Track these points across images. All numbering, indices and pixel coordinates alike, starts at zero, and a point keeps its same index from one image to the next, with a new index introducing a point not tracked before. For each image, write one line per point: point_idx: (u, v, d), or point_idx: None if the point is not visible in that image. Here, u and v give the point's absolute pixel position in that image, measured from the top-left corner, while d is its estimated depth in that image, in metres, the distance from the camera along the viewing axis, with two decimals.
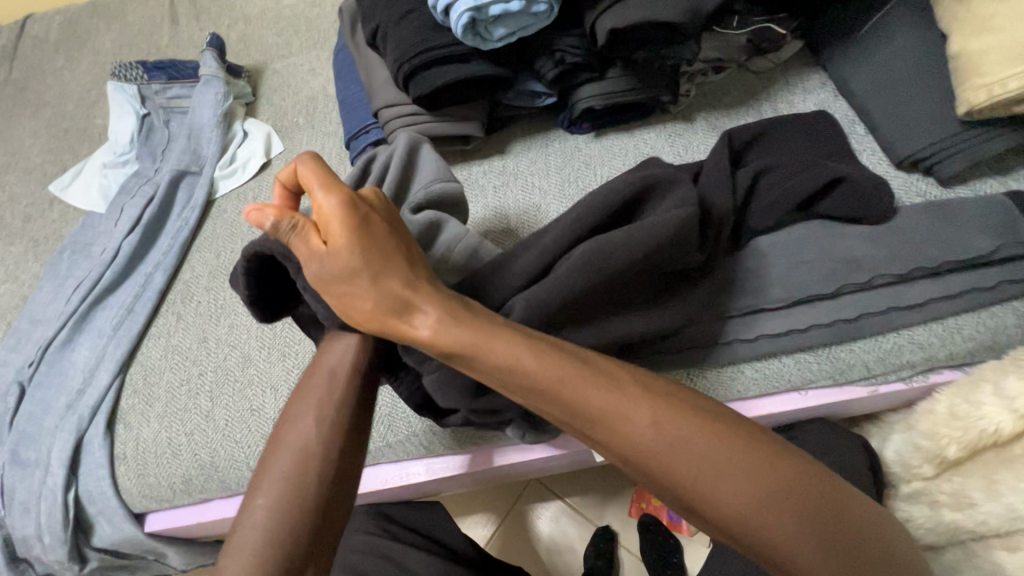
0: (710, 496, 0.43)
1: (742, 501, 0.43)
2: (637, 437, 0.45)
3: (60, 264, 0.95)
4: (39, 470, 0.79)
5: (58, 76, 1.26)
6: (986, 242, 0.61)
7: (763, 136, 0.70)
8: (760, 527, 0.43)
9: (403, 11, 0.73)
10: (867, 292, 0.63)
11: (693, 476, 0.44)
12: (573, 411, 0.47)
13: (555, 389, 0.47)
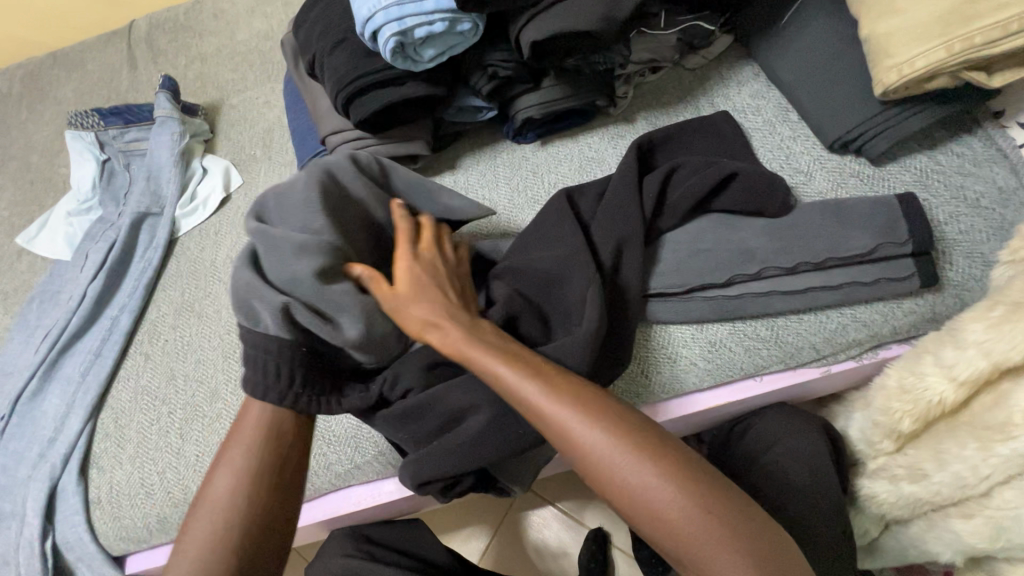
0: (639, 498, 0.44)
1: (665, 497, 0.44)
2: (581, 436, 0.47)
3: (29, 314, 0.96)
4: (16, 521, 0.80)
5: (22, 128, 1.27)
6: (865, 240, 0.62)
7: (671, 138, 0.75)
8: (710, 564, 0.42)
9: (335, 40, 0.74)
10: (784, 280, 0.64)
11: (626, 482, 0.45)
12: (557, 432, 0.48)
13: (543, 409, 0.49)
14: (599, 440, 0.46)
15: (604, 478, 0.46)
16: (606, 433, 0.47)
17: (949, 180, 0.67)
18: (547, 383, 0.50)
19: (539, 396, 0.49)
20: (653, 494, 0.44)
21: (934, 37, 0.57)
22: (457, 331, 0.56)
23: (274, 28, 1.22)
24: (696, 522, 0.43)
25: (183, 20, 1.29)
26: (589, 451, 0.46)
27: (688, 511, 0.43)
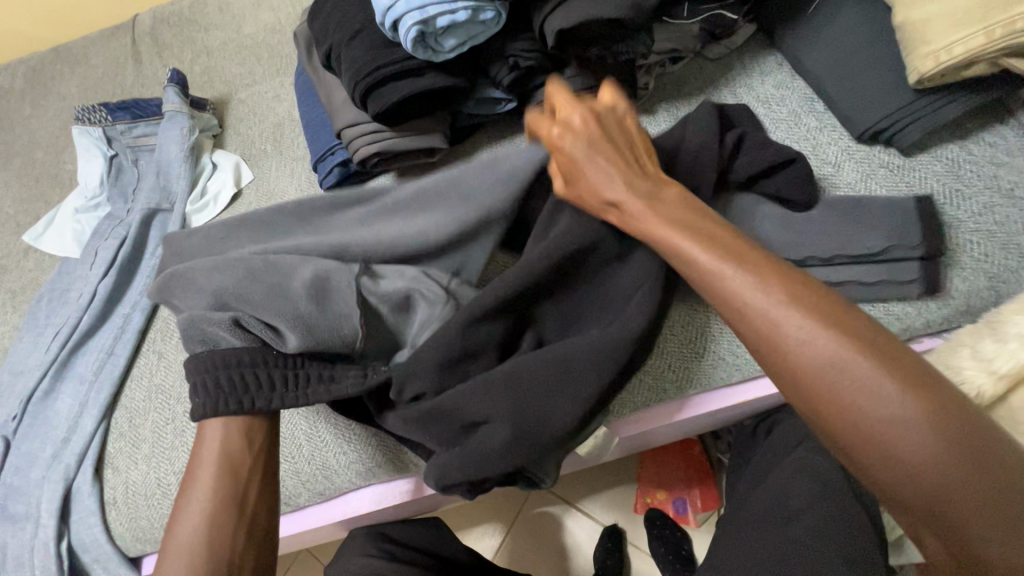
0: (883, 437, 0.38)
1: (916, 447, 0.37)
2: (808, 355, 0.41)
3: (38, 312, 0.95)
4: (30, 522, 0.79)
5: (26, 125, 1.25)
6: (879, 240, 0.60)
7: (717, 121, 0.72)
8: (953, 512, 0.36)
9: (352, 31, 0.73)
10: (830, 269, 0.62)
11: (868, 416, 0.38)
12: (768, 337, 0.43)
13: (760, 321, 0.43)
14: (834, 353, 0.40)
15: (828, 396, 0.40)
16: (844, 344, 0.40)
17: (982, 170, 0.66)
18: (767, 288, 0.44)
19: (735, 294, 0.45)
20: (894, 422, 0.38)
21: (974, 22, 0.55)
22: (638, 205, 0.53)
23: (282, 21, 1.20)
24: (945, 463, 0.36)
25: (188, 14, 1.27)
26: (814, 363, 0.41)
27: (949, 462, 0.36)
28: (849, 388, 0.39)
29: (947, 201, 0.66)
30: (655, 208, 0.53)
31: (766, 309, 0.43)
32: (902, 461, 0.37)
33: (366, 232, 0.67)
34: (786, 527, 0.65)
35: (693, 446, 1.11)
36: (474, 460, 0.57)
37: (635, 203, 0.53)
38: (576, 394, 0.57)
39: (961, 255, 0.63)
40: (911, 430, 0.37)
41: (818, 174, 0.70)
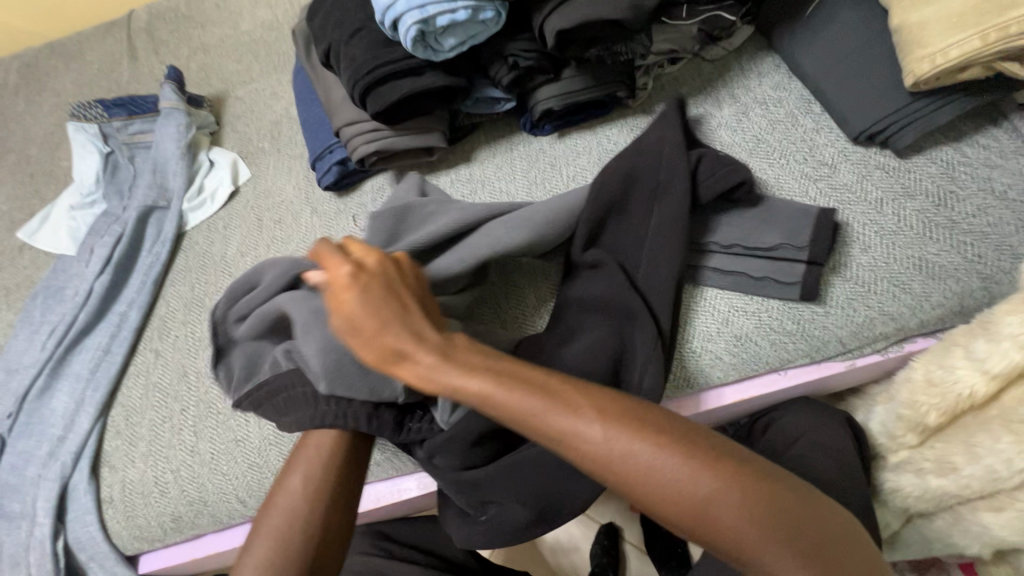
0: (682, 503, 0.39)
1: (713, 504, 0.39)
2: (595, 448, 0.41)
3: (33, 310, 0.94)
4: (26, 521, 0.78)
5: (19, 120, 1.24)
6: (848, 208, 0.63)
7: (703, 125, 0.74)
8: (751, 560, 0.38)
9: (352, 29, 0.73)
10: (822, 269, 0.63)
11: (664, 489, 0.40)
12: (566, 442, 0.42)
13: (551, 421, 0.43)
14: (618, 446, 0.41)
15: (630, 483, 0.41)
16: (623, 427, 0.42)
17: (976, 172, 0.67)
18: (549, 392, 0.44)
19: (537, 408, 0.43)
20: (694, 488, 0.39)
21: (969, 26, 0.56)
22: (425, 356, 0.47)
23: (279, 18, 1.20)
24: (733, 513, 0.39)
25: (185, 10, 1.26)
26: (605, 462, 0.41)
27: (741, 507, 0.39)
28: (645, 468, 0.40)
29: (940, 203, 0.66)
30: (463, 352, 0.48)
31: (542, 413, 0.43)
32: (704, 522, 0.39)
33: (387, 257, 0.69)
34: None
35: None
36: (502, 534, 0.62)
37: (425, 354, 0.48)
38: None
39: (954, 255, 0.64)
40: (710, 489, 0.39)
41: (814, 175, 0.71)
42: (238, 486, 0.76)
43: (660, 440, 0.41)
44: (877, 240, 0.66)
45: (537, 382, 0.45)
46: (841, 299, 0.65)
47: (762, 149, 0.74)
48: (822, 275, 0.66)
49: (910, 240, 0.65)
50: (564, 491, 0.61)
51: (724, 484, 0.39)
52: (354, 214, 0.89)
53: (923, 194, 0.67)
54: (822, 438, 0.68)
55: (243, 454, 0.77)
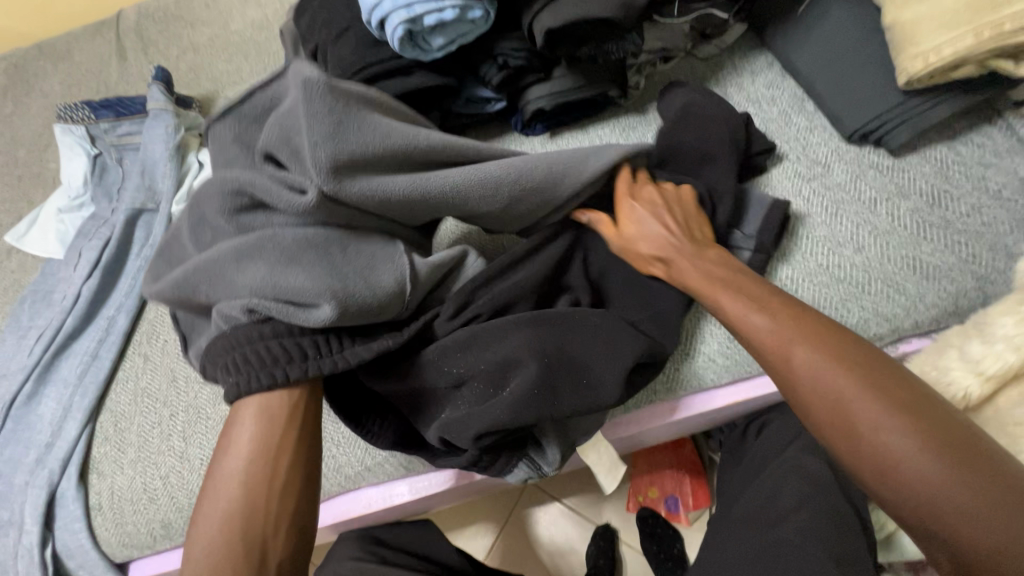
0: (817, 385, 0.47)
1: (841, 386, 0.46)
2: (752, 329, 0.52)
3: (21, 315, 0.93)
4: (13, 528, 0.77)
5: (8, 122, 1.23)
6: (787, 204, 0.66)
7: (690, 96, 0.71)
8: (870, 439, 0.44)
9: (339, 29, 0.72)
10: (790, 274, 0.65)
11: (803, 364, 0.48)
12: (757, 344, 0.52)
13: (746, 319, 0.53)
14: (772, 334, 0.51)
15: (851, 439, 0.45)
16: (842, 378, 0.46)
17: (970, 171, 0.66)
18: (803, 331, 0.50)
19: (796, 344, 0.49)
20: (840, 393, 0.45)
21: (961, 23, 0.55)
22: (683, 261, 0.60)
23: (269, 18, 1.19)
24: (934, 476, 0.41)
25: (174, 9, 1.25)
26: (763, 342, 0.52)
27: (866, 397, 0.45)
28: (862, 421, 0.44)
29: (935, 202, 0.66)
30: (714, 252, 0.61)
31: (788, 355, 0.49)
32: (904, 483, 0.42)
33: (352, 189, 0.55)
34: (775, 528, 0.65)
35: (684, 445, 1.11)
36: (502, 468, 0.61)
37: (681, 259, 0.60)
38: (619, 390, 0.61)
39: (948, 256, 0.63)
40: (902, 446, 0.42)
41: (807, 174, 0.70)
42: None
43: (877, 395, 0.45)
44: (872, 240, 0.65)
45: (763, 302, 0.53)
46: (835, 300, 0.64)
47: None
48: (817, 277, 0.65)
49: (904, 240, 0.65)
50: (579, 407, 0.61)
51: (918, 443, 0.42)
52: None
53: (916, 194, 0.66)
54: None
55: None
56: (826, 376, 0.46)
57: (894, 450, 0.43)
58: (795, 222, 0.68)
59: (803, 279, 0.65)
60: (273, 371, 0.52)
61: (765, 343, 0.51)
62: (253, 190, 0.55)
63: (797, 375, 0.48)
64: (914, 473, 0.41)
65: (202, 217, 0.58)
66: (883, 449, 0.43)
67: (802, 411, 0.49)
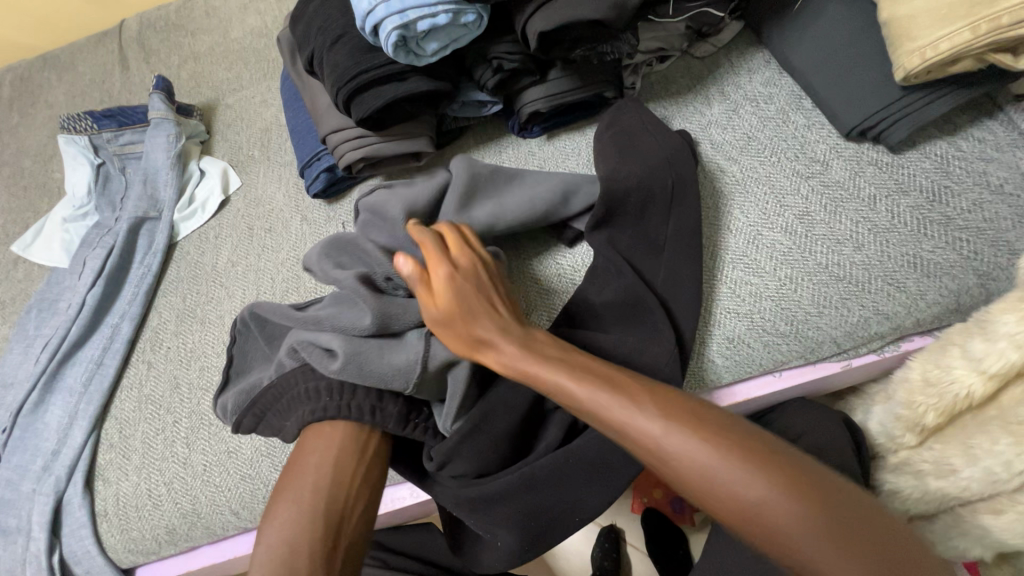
0: (662, 447, 0.45)
1: (680, 446, 0.44)
2: (571, 388, 0.50)
3: (27, 324, 0.94)
4: (21, 535, 0.78)
5: (14, 133, 1.25)
6: (769, 204, 0.69)
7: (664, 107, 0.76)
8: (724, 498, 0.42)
9: (334, 36, 0.72)
10: (774, 264, 0.66)
11: (647, 431, 0.46)
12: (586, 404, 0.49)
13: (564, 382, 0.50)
14: (598, 399, 0.48)
15: (739, 510, 0.42)
16: (707, 448, 0.44)
17: (971, 166, 0.65)
18: (640, 400, 0.47)
19: (658, 432, 0.45)
20: (678, 452, 0.44)
21: (959, 18, 0.55)
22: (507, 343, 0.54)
23: (269, 26, 1.19)
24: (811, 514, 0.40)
25: (175, 19, 1.26)
26: (591, 403, 0.49)
27: (712, 454, 0.43)
28: (727, 489, 0.42)
29: (935, 198, 0.65)
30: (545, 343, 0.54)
31: (656, 439, 0.45)
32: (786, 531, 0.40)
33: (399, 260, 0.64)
34: None
35: None
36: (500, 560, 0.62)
37: (506, 343, 0.54)
38: (607, 481, 0.61)
39: (949, 253, 0.63)
40: (782, 506, 0.41)
41: (806, 173, 0.70)
42: (230, 498, 0.76)
43: (746, 461, 0.43)
44: (871, 239, 0.65)
45: (592, 368, 0.51)
46: (835, 299, 0.63)
47: (753, 147, 0.73)
48: (816, 276, 0.65)
49: (904, 238, 0.64)
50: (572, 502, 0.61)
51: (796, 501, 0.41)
52: (344, 221, 0.89)
53: (917, 190, 0.66)
54: (825, 438, 0.66)
55: (236, 466, 0.77)
56: (690, 447, 0.44)
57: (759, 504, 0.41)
58: (793, 221, 0.68)
59: (801, 279, 0.65)
60: (314, 409, 0.58)
61: (641, 430, 0.46)
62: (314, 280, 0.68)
63: (674, 459, 0.44)
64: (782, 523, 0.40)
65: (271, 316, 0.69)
66: (746, 506, 0.41)
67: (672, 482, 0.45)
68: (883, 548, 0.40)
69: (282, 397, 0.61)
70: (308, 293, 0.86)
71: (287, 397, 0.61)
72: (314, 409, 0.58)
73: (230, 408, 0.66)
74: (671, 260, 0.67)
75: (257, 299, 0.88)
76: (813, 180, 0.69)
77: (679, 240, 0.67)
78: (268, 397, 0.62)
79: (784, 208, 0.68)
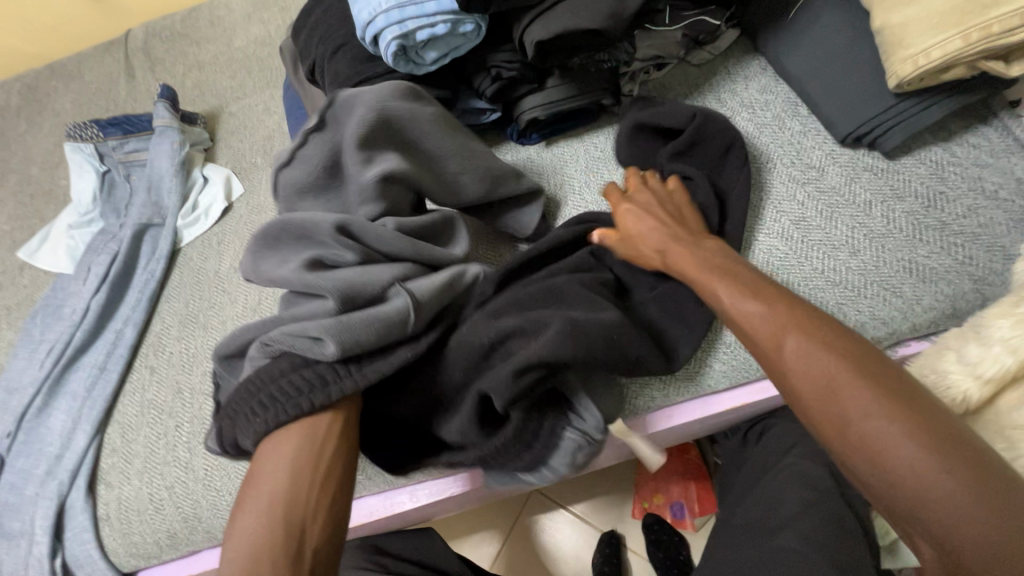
0: (777, 339, 0.48)
1: (798, 344, 0.47)
2: (716, 290, 0.55)
3: (33, 329, 0.95)
4: (24, 539, 0.79)
5: (21, 141, 1.27)
6: (765, 210, 0.70)
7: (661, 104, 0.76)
8: (823, 399, 0.44)
9: (335, 45, 0.73)
10: (772, 268, 0.66)
11: (768, 323, 0.50)
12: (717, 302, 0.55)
13: (716, 282, 0.55)
14: (737, 300, 0.53)
15: (834, 425, 0.44)
16: (822, 355, 0.45)
17: (966, 172, 0.66)
18: (768, 297, 0.51)
19: (777, 336, 0.48)
20: (791, 350, 0.47)
21: (950, 26, 0.55)
22: (682, 248, 0.61)
23: (272, 35, 1.21)
24: (906, 431, 0.40)
25: (180, 28, 1.28)
26: (725, 302, 0.54)
27: (822, 352, 0.46)
28: (835, 389, 0.44)
29: (931, 204, 0.65)
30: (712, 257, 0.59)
31: (772, 342, 0.48)
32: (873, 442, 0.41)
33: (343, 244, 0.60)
34: (778, 534, 0.65)
35: (689, 450, 1.10)
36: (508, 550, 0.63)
37: (677, 248, 0.61)
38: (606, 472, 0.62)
39: (945, 258, 0.63)
40: (880, 425, 0.41)
41: (802, 178, 0.70)
42: (231, 502, 0.76)
43: (869, 382, 0.43)
44: (868, 243, 0.65)
45: (729, 271, 0.56)
46: (833, 304, 0.64)
47: (749, 154, 0.74)
48: (813, 281, 0.65)
49: (900, 243, 0.64)
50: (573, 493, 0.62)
51: (899, 422, 0.41)
52: None
53: (912, 196, 0.66)
54: None
55: (237, 470, 0.77)
56: (802, 343, 0.47)
57: (858, 414, 0.42)
58: (789, 226, 0.68)
59: (799, 283, 0.65)
60: (295, 403, 0.52)
61: (760, 335, 0.50)
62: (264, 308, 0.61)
63: (788, 365, 0.47)
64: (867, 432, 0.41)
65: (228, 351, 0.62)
66: (842, 405, 0.43)
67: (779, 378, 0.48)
68: (991, 492, 0.37)
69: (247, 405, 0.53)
70: None
71: (251, 402, 0.53)
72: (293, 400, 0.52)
73: (214, 446, 0.57)
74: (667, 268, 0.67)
75: (259, 305, 0.89)
76: (808, 186, 0.70)
77: None
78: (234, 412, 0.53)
79: (781, 213, 0.69)
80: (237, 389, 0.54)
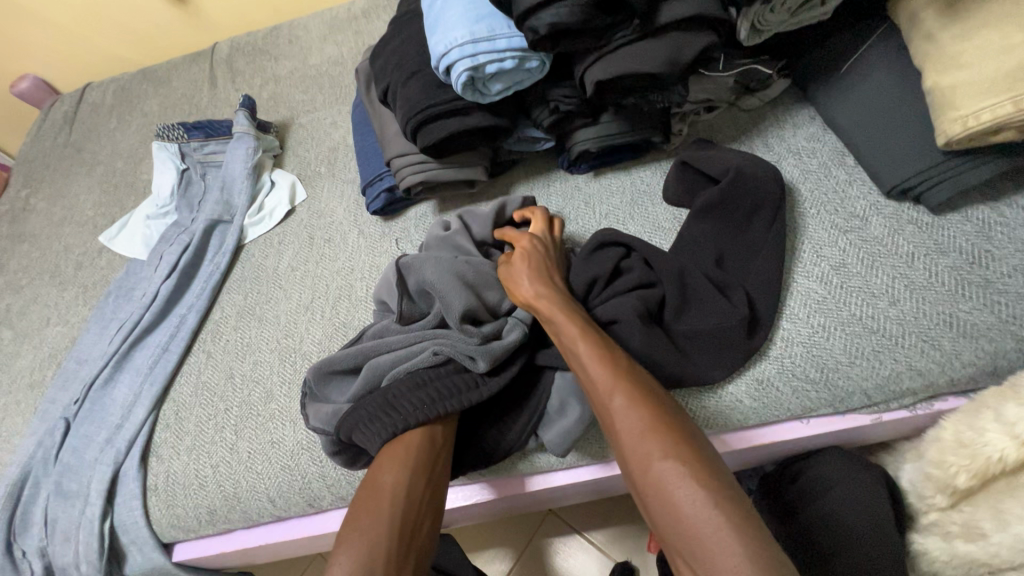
0: (612, 404, 0.55)
1: (623, 409, 0.54)
2: (574, 341, 0.61)
3: (105, 307, 1.04)
4: (80, 500, 0.85)
5: (110, 136, 1.39)
6: (807, 254, 0.71)
7: (708, 148, 0.81)
8: (635, 460, 0.51)
9: (408, 72, 0.80)
10: (810, 310, 0.68)
11: (598, 379, 0.57)
12: (570, 351, 0.62)
13: (560, 328, 0.64)
14: (587, 359, 0.59)
15: (631, 457, 0.51)
16: (646, 421, 0.52)
17: (1014, 233, 0.66)
18: (607, 361, 0.58)
19: (610, 386, 0.56)
20: (617, 409, 0.54)
21: (1001, 91, 0.57)
22: (542, 292, 0.68)
23: (344, 55, 1.31)
24: (698, 504, 0.45)
25: (261, 45, 1.39)
26: (573, 355, 0.61)
27: (646, 435, 0.51)
28: (653, 463, 0.49)
29: (975, 260, 0.66)
30: (562, 299, 0.67)
31: (607, 393, 0.56)
32: (667, 505, 0.47)
33: (419, 285, 0.72)
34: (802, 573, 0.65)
35: None
36: None
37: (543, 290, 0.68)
38: None
39: (988, 315, 0.63)
40: (670, 469, 0.48)
41: (845, 226, 0.72)
42: (268, 486, 0.81)
43: (688, 464, 0.48)
44: (908, 294, 0.66)
45: (582, 327, 0.62)
46: (868, 351, 0.65)
47: (795, 199, 0.76)
48: (849, 327, 0.66)
49: (941, 297, 0.65)
50: None
51: (681, 472, 0.47)
52: (397, 237, 0.96)
53: (956, 251, 0.67)
54: (857, 490, 0.69)
55: (277, 455, 0.82)
56: (630, 408, 0.53)
57: (659, 474, 0.48)
58: (829, 271, 0.70)
59: (835, 327, 0.66)
60: (407, 417, 0.63)
61: (595, 378, 0.57)
62: (359, 346, 0.73)
63: (613, 415, 0.54)
64: (655, 483, 0.48)
65: (330, 379, 0.73)
66: (650, 470, 0.49)
67: (613, 441, 0.54)
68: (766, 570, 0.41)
69: (377, 404, 0.66)
70: (358, 302, 0.93)
71: (379, 403, 0.66)
72: (419, 409, 0.64)
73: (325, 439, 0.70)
74: (699, 310, 0.69)
75: (312, 303, 0.95)
76: (854, 234, 0.71)
77: (720, 280, 0.70)
78: (366, 405, 0.67)
79: (821, 258, 0.71)
80: (354, 413, 0.67)
